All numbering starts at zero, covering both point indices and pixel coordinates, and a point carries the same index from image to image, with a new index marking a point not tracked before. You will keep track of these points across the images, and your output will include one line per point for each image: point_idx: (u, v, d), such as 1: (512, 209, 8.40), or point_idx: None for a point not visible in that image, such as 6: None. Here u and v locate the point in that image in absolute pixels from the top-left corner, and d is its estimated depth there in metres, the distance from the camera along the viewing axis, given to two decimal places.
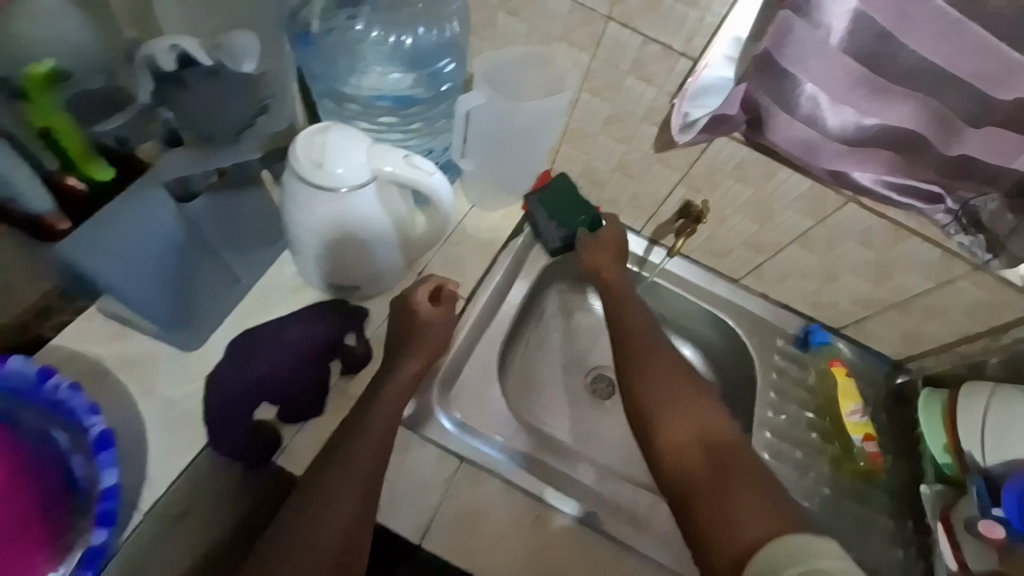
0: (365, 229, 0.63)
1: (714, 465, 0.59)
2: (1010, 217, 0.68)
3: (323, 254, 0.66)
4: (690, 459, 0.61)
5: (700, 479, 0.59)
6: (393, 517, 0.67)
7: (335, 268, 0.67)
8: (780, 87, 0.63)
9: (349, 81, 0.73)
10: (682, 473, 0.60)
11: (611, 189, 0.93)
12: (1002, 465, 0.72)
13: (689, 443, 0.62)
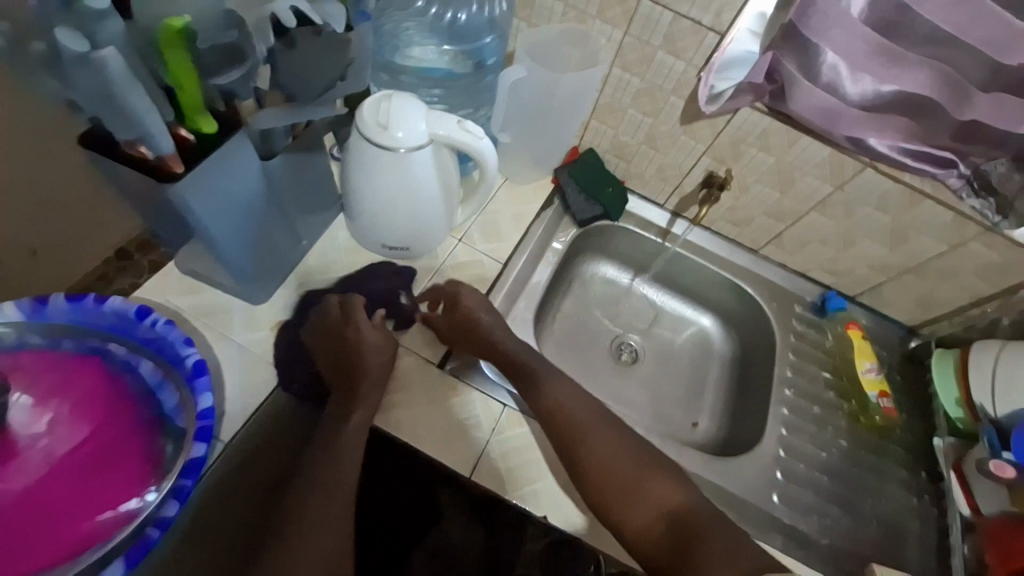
0: (419, 190, 0.69)
1: (630, 487, 0.67)
2: (1017, 177, 0.74)
3: (379, 213, 0.72)
4: (614, 482, 0.67)
5: (625, 506, 0.66)
6: (440, 453, 0.70)
7: (389, 225, 0.73)
8: (806, 54, 0.71)
9: (406, 55, 0.82)
10: (608, 497, 0.66)
11: (637, 163, 0.98)
12: (1012, 415, 0.76)
13: (598, 464, 0.68)
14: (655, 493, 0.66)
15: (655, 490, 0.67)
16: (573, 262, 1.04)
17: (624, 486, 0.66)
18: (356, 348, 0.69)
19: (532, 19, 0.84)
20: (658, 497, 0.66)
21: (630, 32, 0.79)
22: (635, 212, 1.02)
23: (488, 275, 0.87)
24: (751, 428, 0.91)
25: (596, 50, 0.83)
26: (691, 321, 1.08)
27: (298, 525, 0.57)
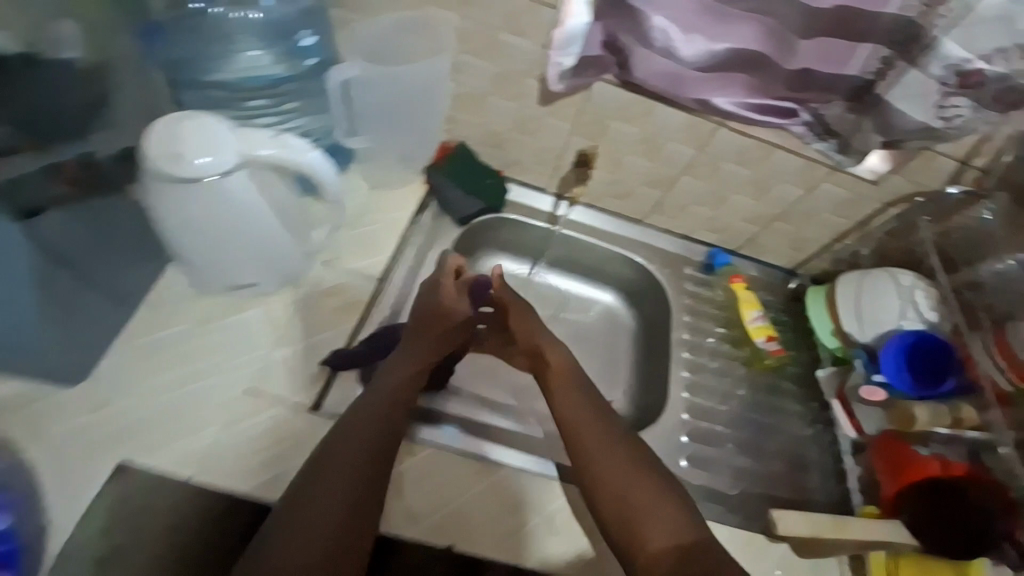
0: (244, 215, 0.64)
1: (632, 489, 0.65)
2: (851, 117, 0.74)
3: (207, 246, 0.66)
4: (618, 480, 0.66)
5: (638, 511, 0.64)
6: None
7: (222, 257, 0.68)
8: (633, 22, 0.67)
9: (209, 67, 0.71)
10: (610, 490, 0.66)
11: (510, 149, 0.94)
12: (878, 338, 0.81)
13: (608, 466, 0.67)
14: (661, 514, 0.63)
15: (662, 511, 0.64)
16: (467, 262, 1.01)
17: (633, 491, 0.65)
18: (422, 348, 0.73)
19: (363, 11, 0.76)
20: (663, 524, 0.63)
21: (467, 14, 0.73)
22: (519, 200, 1.00)
23: (365, 294, 0.80)
24: (659, 395, 0.93)
25: (437, 38, 0.77)
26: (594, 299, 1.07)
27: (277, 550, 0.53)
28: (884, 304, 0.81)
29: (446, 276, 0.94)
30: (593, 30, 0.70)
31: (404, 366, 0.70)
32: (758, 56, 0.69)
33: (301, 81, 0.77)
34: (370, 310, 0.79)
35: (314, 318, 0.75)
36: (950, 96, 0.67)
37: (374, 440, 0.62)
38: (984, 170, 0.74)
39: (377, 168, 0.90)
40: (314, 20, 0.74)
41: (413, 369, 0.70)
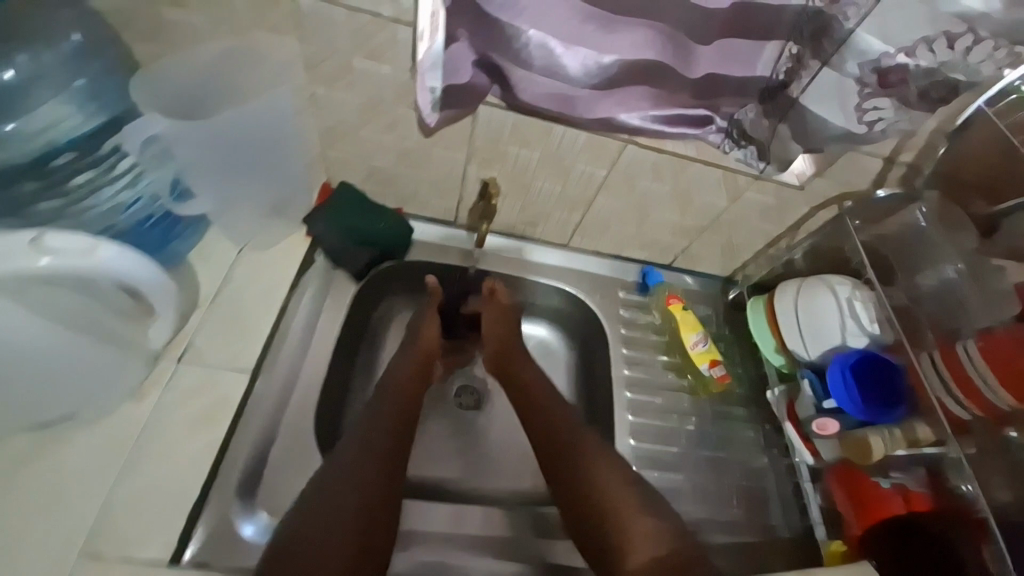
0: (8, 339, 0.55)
1: (616, 496, 0.63)
2: (766, 122, 0.66)
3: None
4: (602, 485, 0.65)
5: (623, 516, 0.61)
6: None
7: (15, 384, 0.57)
8: (503, 39, 0.57)
9: None
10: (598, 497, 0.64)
11: (402, 185, 0.81)
12: (824, 355, 0.74)
13: (604, 473, 0.66)
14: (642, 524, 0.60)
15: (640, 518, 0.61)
16: (373, 317, 0.87)
17: (621, 496, 0.63)
18: (411, 380, 0.75)
19: (176, 44, 0.61)
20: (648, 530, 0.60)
21: (306, 40, 0.59)
22: (424, 240, 0.87)
23: (235, 393, 0.65)
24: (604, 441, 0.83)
25: (278, 69, 0.63)
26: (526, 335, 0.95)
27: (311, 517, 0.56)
28: (825, 318, 0.73)
29: (346, 340, 0.81)
30: (458, 52, 0.59)
31: (394, 409, 0.70)
32: (657, 65, 0.60)
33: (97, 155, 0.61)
34: (242, 409, 0.65)
35: (165, 436, 0.61)
36: (871, 97, 0.58)
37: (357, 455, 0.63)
38: (910, 164, 0.69)
39: (240, 223, 0.74)
40: (92, 71, 0.60)
41: (397, 410, 0.70)
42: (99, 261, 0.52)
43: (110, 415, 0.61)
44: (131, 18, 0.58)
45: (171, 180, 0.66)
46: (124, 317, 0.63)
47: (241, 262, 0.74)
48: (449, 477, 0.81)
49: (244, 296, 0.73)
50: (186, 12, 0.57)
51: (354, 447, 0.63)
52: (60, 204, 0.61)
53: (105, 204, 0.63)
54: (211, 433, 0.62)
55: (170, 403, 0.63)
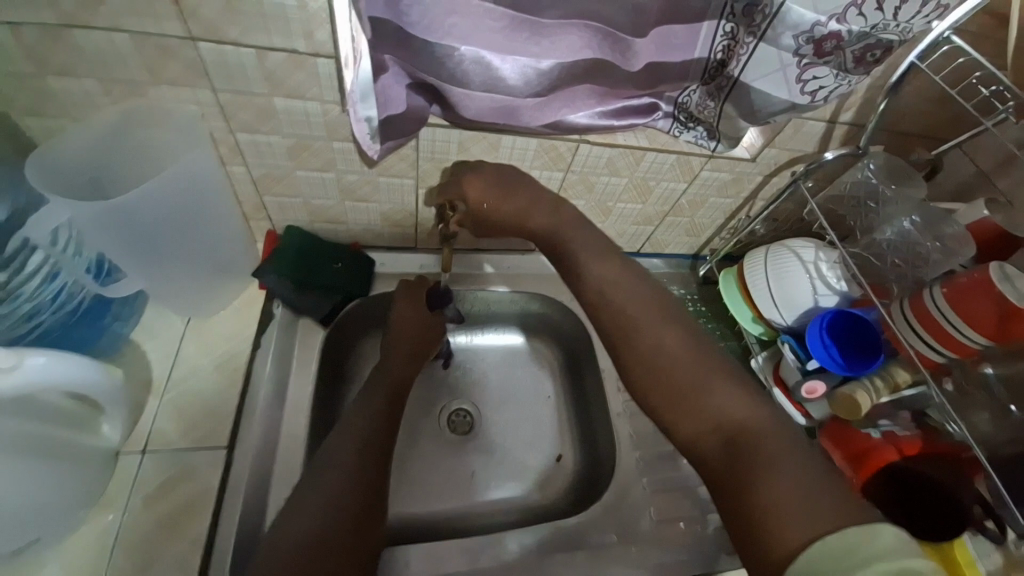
0: None
1: (672, 360, 0.52)
2: (711, 104, 0.66)
3: None
4: (645, 354, 0.54)
5: (678, 397, 0.51)
6: None
7: None
8: (433, 61, 0.54)
9: None
10: (666, 403, 0.52)
11: (354, 221, 0.77)
12: (798, 318, 0.76)
13: (677, 367, 0.52)
14: (705, 386, 0.50)
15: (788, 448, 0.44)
16: (348, 360, 0.81)
17: (649, 323, 0.55)
18: (395, 385, 0.71)
19: (70, 112, 0.55)
20: (710, 387, 0.50)
21: (219, 86, 0.55)
22: (386, 270, 0.82)
23: (213, 478, 0.60)
24: (602, 436, 0.82)
25: (192, 123, 0.58)
26: (465, 347, 0.92)
27: (293, 518, 0.52)
28: (793, 281, 0.75)
29: (325, 391, 0.75)
30: (387, 83, 0.55)
31: (380, 416, 0.65)
32: (592, 65, 0.59)
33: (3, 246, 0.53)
34: (225, 489, 0.59)
35: (142, 545, 0.55)
36: (808, 67, 0.58)
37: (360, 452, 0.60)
38: (853, 123, 0.71)
39: (179, 294, 0.67)
40: None
41: (379, 418, 0.65)
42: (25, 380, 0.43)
43: (75, 536, 0.55)
44: (16, 94, 0.52)
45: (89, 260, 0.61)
46: (73, 426, 0.54)
47: (189, 333, 0.69)
48: (455, 509, 0.78)
49: (203, 368, 0.67)
50: (77, 77, 0.52)
51: (326, 469, 0.57)
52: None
53: (30, 303, 0.56)
54: (189, 533, 0.56)
55: (140, 508, 0.57)
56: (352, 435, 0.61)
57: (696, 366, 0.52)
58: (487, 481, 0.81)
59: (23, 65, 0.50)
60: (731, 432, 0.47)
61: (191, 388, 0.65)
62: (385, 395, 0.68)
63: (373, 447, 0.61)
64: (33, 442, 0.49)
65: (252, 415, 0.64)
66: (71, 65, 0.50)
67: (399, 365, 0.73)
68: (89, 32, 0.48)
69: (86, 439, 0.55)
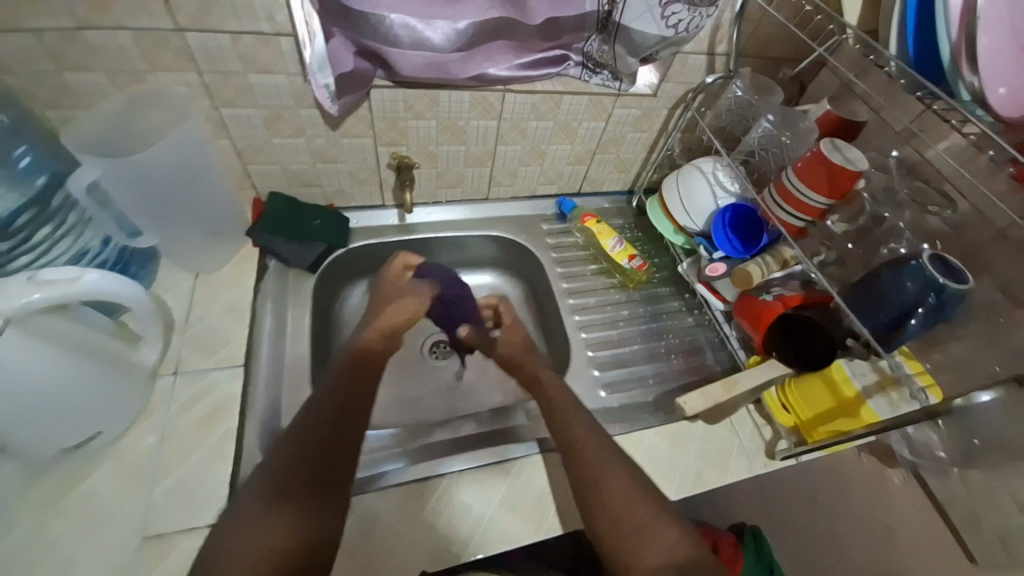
0: (42, 387, 0.56)
1: (586, 447, 0.66)
2: (607, 48, 0.81)
3: (43, 419, 0.58)
4: (581, 442, 0.67)
5: (588, 475, 0.64)
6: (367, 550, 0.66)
7: (59, 427, 0.60)
8: (371, 28, 0.69)
9: None
10: (586, 467, 0.64)
11: (327, 183, 0.90)
12: (706, 221, 0.91)
13: (597, 457, 0.65)
14: (614, 478, 0.63)
15: (663, 534, 0.59)
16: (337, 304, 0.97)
17: (578, 416, 0.70)
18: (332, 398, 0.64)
19: (82, 102, 0.68)
20: (619, 478, 0.63)
21: (204, 69, 0.68)
22: (360, 226, 0.96)
23: (236, 388, 0.73)
24: (559, 344, 0.97)
25: (183, 103, 0.72)
26: None
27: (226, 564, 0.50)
28: (698, 190, 0.90)
29: (319, 327, 0.90)
30: (336, 47, 0.70)
31: (316, 428, 0.61)
32: (500, 22, 0.74)
33: (45, 204, 0.64)
34: (247, 391, 0.74)
35: (184, 437, 0.68)
36: (668, 6, 0.73)
37: (299, 482, 0.56)
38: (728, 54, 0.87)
39: (188, 251, 0.81)
40: (26, 136, 0.63)
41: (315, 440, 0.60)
42: (88, 287, 0.56)
43: (127, 436, 0.67)
44: (36, 89, 0.65)
45: (118, 219, 0.73)
46: (122, 342, 0.67)
47: (199, 284, 0.82)
48: (442, 415, 0.93)
49: (213, 311, 0.80)
50: (89, 71, 0.65)
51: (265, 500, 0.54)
52: (29, 264, 0.63)
53: (67, 253, 0.67)
54: (222, 426, 0.70)
55: (178, 412, 0.70)
56: (297, 481, 0.56)
57: (613, 458, 0.65)
58: (466, 390, 0.97)
59: (44, 63, 0.62)
60: (611, 512, 0.61)
61: (206, 325, 0.78)
62: (335, 396, 0.64)
63: (307, 479, 0.57)
64: (96, 352, 0.62)
65: (259, 342, 0.79)
66: (84, 61, 0.64)
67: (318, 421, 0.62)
68: (99, 31, 0.61)
69: (128, 355, 0.67)
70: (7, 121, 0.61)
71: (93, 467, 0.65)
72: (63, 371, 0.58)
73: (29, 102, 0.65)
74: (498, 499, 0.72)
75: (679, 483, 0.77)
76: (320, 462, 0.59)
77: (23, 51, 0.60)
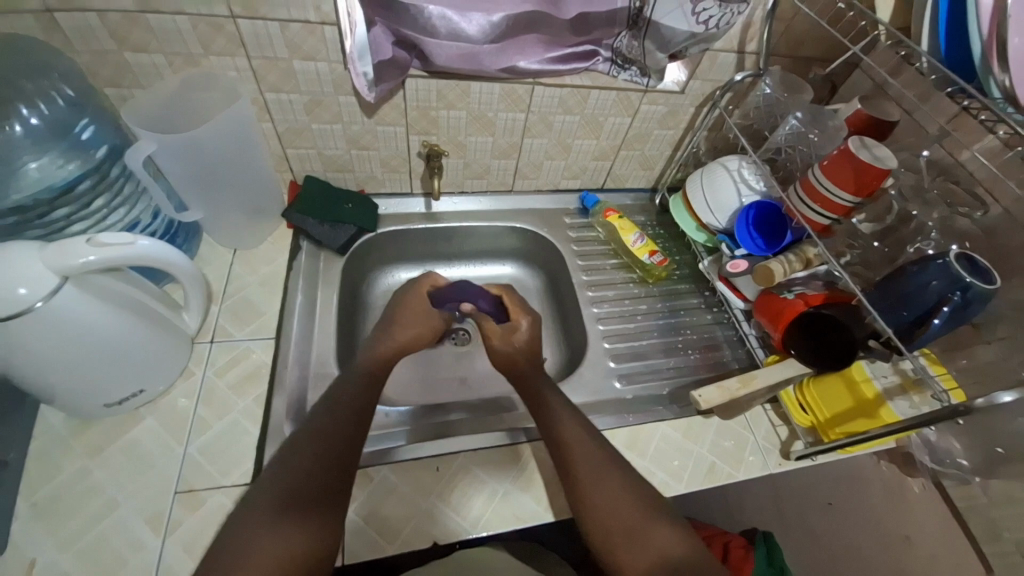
0: (96, 343, 0.61)
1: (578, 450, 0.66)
2: (636, 44, 0.82)
3: (95, 373, 0.63)
4: (572, 445, 0.66)
5: (580, 477, 0.64)
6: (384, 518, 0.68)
7: (108, 382, 0.65)
8: (410, 18, 0.74)
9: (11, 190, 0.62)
10: (579, 469, 0.64)
11: (360, 169, 0.94)
12: (729, 219, 0.91)
13: (587, 459, 0.65)
14: (605, 481, 0.63)
15: (651, 536, 0.59)
16: (364, 286, 1.01)
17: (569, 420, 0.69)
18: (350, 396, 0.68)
19: (140, 81, 0.74)
20: (608, 481, 0.63)
21: (253, 54, 0.73)
22: (388, 212, 1.00)
23: (267, 357, 0.78)
24: (576, 335, 0.99)
25: (231, 86, 0.76)
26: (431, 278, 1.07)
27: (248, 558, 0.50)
28: (722, 187, 0.90)
29: (347, 306, 0.94)
30: (378, 35, 0.74)
31: (345, 426, 0.64)
32: (531, 15, 0.77)
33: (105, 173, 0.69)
34: (277, 361, 0.78)
35: (219, 399, 0.73)
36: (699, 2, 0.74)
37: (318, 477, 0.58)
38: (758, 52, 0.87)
39: (227, 228, 0.86)
40: (89, 111, 0.69)
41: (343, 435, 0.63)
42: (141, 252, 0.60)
43: (167, 394, 0.72)
44: (100, 68, 0.71)
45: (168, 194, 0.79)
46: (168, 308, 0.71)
47: (236, 260, 0.87)
48: (459, 398, 0.96)
49: (248, 285, 0.85)
50: (148, 53, 0.70)
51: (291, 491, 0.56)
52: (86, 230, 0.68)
53: (121, 222, 0.72)
54: (254, 391, 0.74)
55: (214, 376, 0.75)
56: (315, 477, 0.58)
57: (603, 461, 0.65)
58: (482, 376, 0.99)
59: (108, 44, 0.68)
60: (601, 514, 0.61)
61: (242, 297, 0.83)
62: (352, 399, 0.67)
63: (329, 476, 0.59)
64: (144, 313, 0.66)
65: (291, 317, 0.83)
66: (144, 43, 0.69)
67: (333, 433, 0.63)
68: (160, 16, 0.66)
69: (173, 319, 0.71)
70: (72, 96, 0.68)
71: (134, 420, 0.70)
72: (114, 330, 0.62)
73: (91, 80, 0.71)
74: (510, 477, 0.74)
75: (691, 475, 0.77)
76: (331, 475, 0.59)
77: (90, 31, 0.66)
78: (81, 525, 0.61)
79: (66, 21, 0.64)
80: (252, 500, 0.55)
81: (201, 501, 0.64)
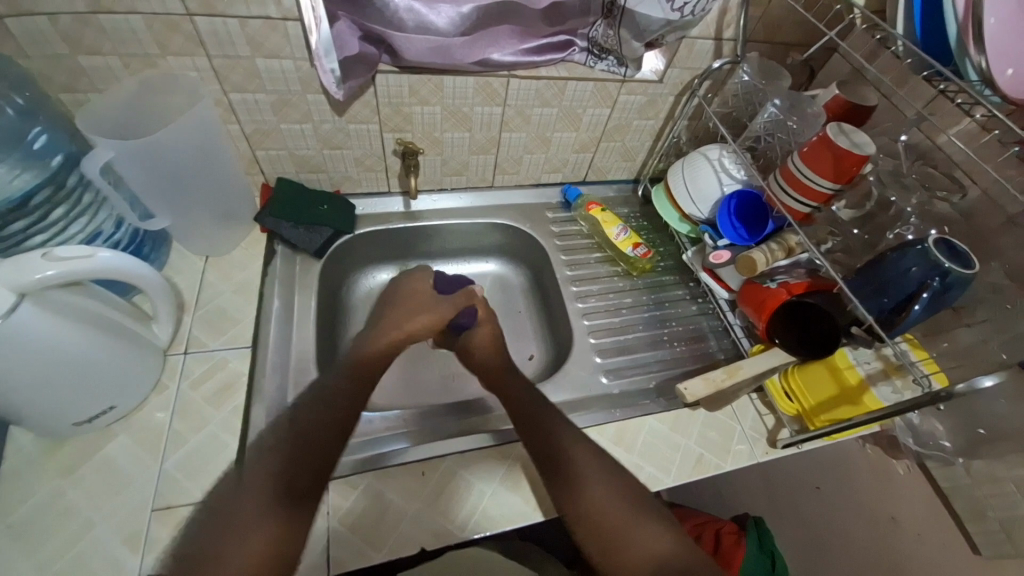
0: (59, 362, 0.58)
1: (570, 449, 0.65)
2: (612, 33, 0.80)
3: (59, 392, 0.60)
4: (564, 446, 0.66)
5: (571, 477, 0.63)
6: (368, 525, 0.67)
7: (75, 401, 0.62)
8: (376, 12, 0.72)
9: None
10: (572, 470, 0.63)
11: (334, 169, 0.92)
12: (711, 209, 0.90)
13: (580, 457, 0.64)
14: (596, 479, 0.62)
15: (643, 533, 0.58)
16: (344, 289, 0.99)
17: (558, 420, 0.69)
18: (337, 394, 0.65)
19: (96, 84, 0.70)
20: (600, 479, 0.63)
21: (214, 53, 0.70)
22: (366, 212, 0.98)
23: (244, 367, 0.76)
24: (562, 330, 0.98)
25: (193, 87, 0.73)
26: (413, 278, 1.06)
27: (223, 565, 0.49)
28: (704, 177, 0.89)
29: (326, 310, 0.92)
30: (342, 30, 0.72)
31: (327, 427, 0.62)
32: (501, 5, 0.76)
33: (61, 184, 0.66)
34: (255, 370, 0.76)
35: (195, 411, 0.71)
36: None
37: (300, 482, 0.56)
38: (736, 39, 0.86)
39: (197, 235, 0.83)
40: (42, 119, 0.66)
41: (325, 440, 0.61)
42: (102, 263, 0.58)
43: (140, 409, 0.70)
44: (52, 72, 0.67)
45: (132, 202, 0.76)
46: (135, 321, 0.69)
47: (209, 267, 0.84)
48: (445, 399, 0.95)
49: (223, 293, 0.82)
50: (103, 55, 0.67)
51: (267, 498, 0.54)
52: (44, 242, 0.65)
53: (82, 233, 0.69)
54: (231, 402, 0.72)
55: (189, 388, 0.72)
56: (300, 482, 0.56)
57: (595, 458, 0.65)
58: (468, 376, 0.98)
59: (59, 46, 0.65)
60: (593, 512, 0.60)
61: (216, 306, 0.81)
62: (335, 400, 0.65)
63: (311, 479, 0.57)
64: (111, 328, 0.64)
65: (267, 324, 0.81)
66: (97, 45, 0.65)
67: (315, 437, 0.61)
68: (112, 16, 0.63)
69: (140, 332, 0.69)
70: (23, 104, 0.64)
71: (107, 438, 0.67)
72: (78, 347, 0.60)
73: (43, 84, 0.68)
74: (497, 478, 0.73)
75: (679, 467, 0.77)
76: (313, 482, 0.57)
77: (38, 34, 0.63)
78: (54, 548, 0.59)
79: (11, 24, 0.61)
80: (230, 515, 0.54)
81: (179, 519, 0.62)
